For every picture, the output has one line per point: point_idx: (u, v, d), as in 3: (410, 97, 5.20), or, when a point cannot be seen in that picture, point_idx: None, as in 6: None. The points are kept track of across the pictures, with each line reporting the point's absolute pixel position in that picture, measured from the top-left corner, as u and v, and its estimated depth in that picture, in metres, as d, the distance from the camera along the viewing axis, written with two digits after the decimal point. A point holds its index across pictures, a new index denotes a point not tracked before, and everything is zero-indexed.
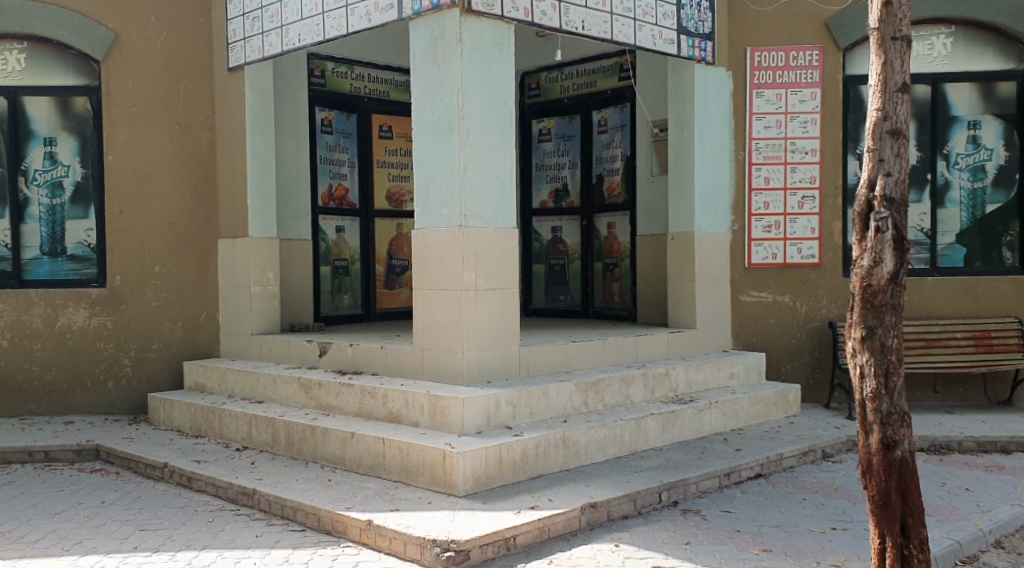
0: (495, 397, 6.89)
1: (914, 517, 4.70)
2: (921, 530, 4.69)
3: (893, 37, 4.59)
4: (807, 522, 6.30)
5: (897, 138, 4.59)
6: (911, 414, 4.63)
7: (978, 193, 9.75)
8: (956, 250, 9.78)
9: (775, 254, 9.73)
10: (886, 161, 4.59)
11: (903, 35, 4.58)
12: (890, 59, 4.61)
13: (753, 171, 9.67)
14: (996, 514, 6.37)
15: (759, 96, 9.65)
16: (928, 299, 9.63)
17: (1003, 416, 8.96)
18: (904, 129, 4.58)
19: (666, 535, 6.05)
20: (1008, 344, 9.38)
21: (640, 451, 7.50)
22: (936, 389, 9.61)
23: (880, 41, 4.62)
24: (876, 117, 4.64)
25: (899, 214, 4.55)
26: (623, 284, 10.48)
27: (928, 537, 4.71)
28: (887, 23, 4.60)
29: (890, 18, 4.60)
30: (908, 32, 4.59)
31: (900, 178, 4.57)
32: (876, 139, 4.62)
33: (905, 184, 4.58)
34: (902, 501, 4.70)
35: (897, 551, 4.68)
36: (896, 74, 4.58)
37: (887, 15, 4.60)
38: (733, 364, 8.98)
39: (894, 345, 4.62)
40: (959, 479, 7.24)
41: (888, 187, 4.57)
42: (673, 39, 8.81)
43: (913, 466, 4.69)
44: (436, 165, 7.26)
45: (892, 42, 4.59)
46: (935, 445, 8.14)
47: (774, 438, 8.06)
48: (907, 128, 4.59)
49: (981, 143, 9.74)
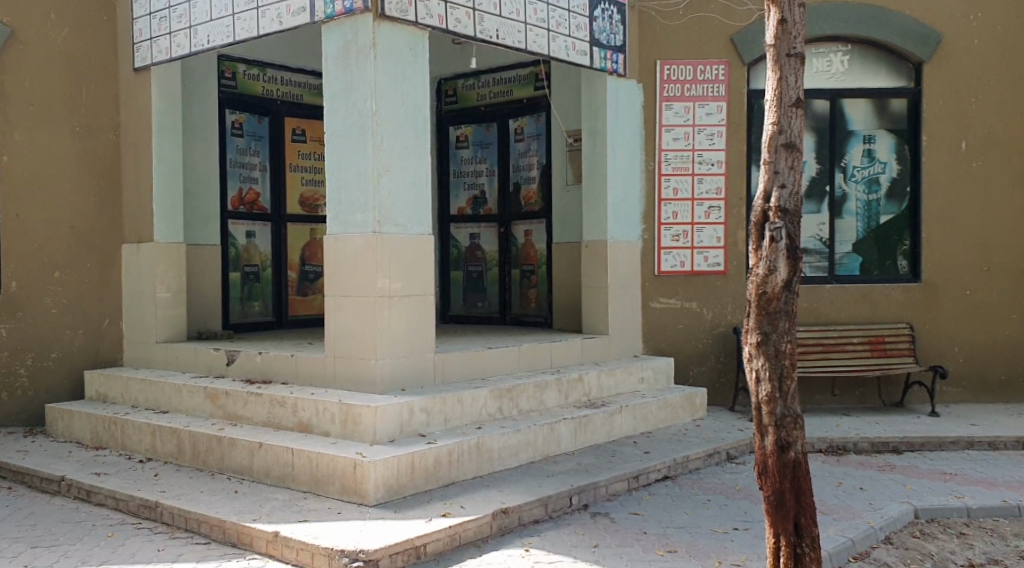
0: (408, 404, 6.89)
1: (807, 516, 4.84)
2: (813, 529, 4.85)
3: (787, 54, 4.75)
4: (711, 523, 6.46)
5: (792, 151, 4.75)
6: (803, 416, 4.79)
7: (873, 205, 10.19)
8: (852, 259, 10.21)
9: (683, 262, 9.96)
10: (780, 173, 4.76)
11: (797, 52, 4.76)
12: (786, 74, 4.77)
13: (662, 181, 9.89)
14: (886, 511, 6.64)
15: (669, 109, 9.88)
16: (827, 305, 9.98)
17: (895, 418, 9.33)
18: (799, 143, 4.74)
19: (575, 539, 6.13)
20: (901, 348, 9.76)
21: (553, 456, 7.57)
22: (834, 392, 9.96)
23: (776, 57, 4.79)
24: (772, 130, 4.79)
25: (793, 223, 4.70)
26: (539, 291, 10.62)
27: (820, 535, 4.87)
28: (782, 40, 4.77)
29: (786, 35, 4.77)
30: (802, 50, 4.76)
31: (794, 190, 4.73)
32: (771, 152, 4.77)
33: (799, 197, 4.74)
34: (796, 501, 4.85)
35: (790, 550, 4.83)
36: (790, 89, 4.75)
37: (782, 32, 4.76)
38: (643, 369, 9.16)
39: (788, 350, 4.78)
40: (854, 478, 7.53)
41: (783, 199, 4.72)
42: (586, 50, 8.96)
43: (806, 467, 4.84)
44: (347, 171, 7.23)
45: (787, 59, 4.76)
46: (832, 446, 8.45)
47: (681, 441, 8.24)
48: (801, 142, 4.76)
49: (875, 157, 10.17)
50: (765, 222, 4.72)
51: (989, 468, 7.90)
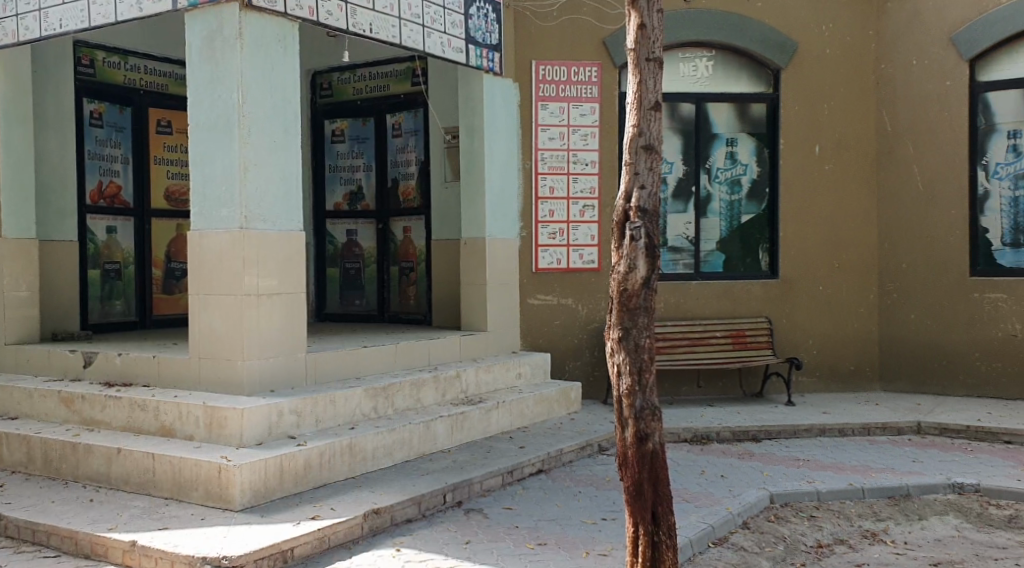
0: (278, 406, 6.76)
1: (664, 505, 4.92)
2: (669, 517, 4.92)
3: (647, 58, 4.84)
4: (581, 514, 6.58)
5: (651, 153, 4.84)
6: (661, 408, 4.87)
7: (735, 205, 10.59)
8: (716, 256, 10.57)
9: (559, 260, 10.10)
10: (640, 174, 4.84)
11: (656, 56, 4.84)
12: (645, 78, 4.86)
13: (539, 180, 10.01)
14: (744, 497, 6.92)
15: (544, 108, 10.00)
16: (693, 300, 10.32)
17: (756, 408, 9.72)
18: (658, 145, 4.84)
19: (447, 537, 6.14)
20: (760, 341, 10.16)
21: (429, 454, 7.56)
22: (699, 384, 10.31)
23: (636, 61, 4.87)
24: (633, 133, 4.87)
25: (651, 223, 4.80)
26: (419, 288, 10.57)
27: (676, 523, 4.96)
28: (642, 44, 4.86)
29: (645, 40, 4.86)
30: (660, 55, 4.85)
31: (653, 191, 4.82)
32: (632, 154, 4.83)
33: (658, 197, 4.83)
34: (653, 490, 4.92)
35: (648, 538, 4.89)
36: (649, 93, 4.84)
37: (642, 37, 4.86)
38: (520, 364, 9.24)
39: (647, 344, 4.87)
40: (716, 466, 7.80)
41: (643, 200, 4.80)
42: (461, 47, 8.96)
43: (664, 457, 4.93)
44: (213, 166, 7.03)
45: (646, 63, 4.84)
46: (697, 435, 8.74)
47: (555, 435, 8.36)
48: (661, 144, 4.86)
49: (737, 158, 10.57)
50: (625, 222, 4.80)
51: (839, 453, 8.32)
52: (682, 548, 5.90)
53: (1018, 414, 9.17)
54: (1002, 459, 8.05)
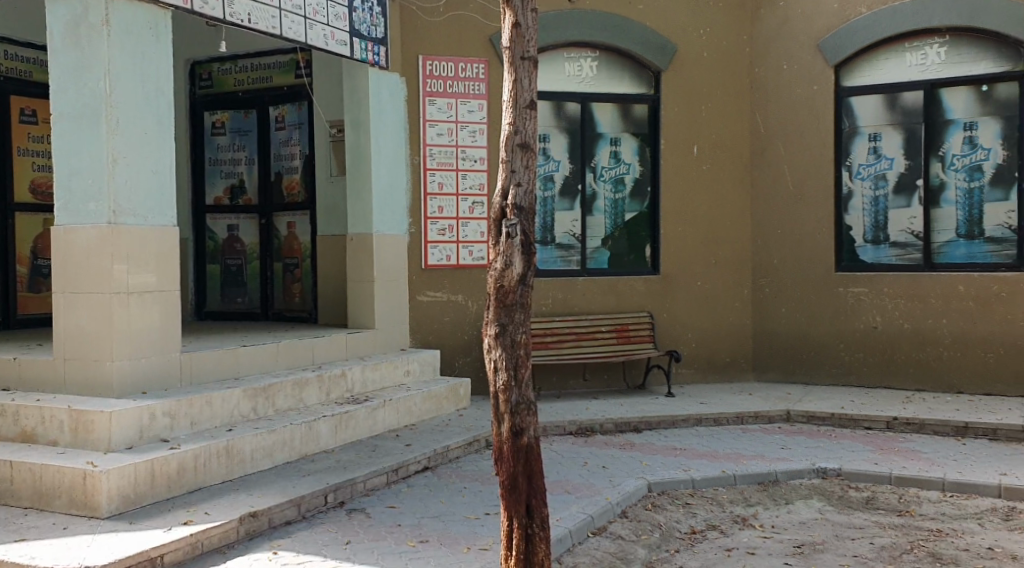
0: (149, 408, 6.51)
1: (538, 498, 4.84)
2: (543, 510, 4.85)
3: (522, 57, 4.76)
4: (464, 510, 6.58)
5: (527, 151, 4.76)
6: (537, 403, 4.79)
7: (619, 203, 10.74)
8: (601, 253, 10.69)
9: (449, 256, 10.07)
10: (516, 172, 4.74)
11: (530, 56, 4.78)
12: (519, 77, 4.79)
13: (427, 175, 9.94)
14: (623, 487, 7.04)
15: (431, 104, 9.94)
16: (580, 296, 10.44)
17: (639, 400, 9.91)
18: (533, 143, 4.76)
19: (326, 537, 6.04)
20: (642, 334, 10.41)
21: (311, 454, 7.41)
22: (586, 376, 10.43)
23: (511, 59, 4.78)
24: (508, 130, 4.78)
25: (528, 221, 4.70)
26: (303, 285, 10.38)
27: (549, 516, 4.88)
28: (517, 43, 4.78)
29: (519, 39, 4.79)
30: (535, 54, 4.79)
31: (529, 189, 4.74)
32: (507, 152, 4.76)
33: (533, 195, 4.75)
34: (528, 484, 4.83)
35: (522, 531, 4.80)
36: (524, 92, 4.77)
37: (516, 36, 4.79)
38: (408, 362, 9.17)
39: (523, 341, 4.76)
40: (599, 458, 7.92)
41: (518, 198, 4.71)
42: (345, 40, 8.82)
43: (538, 451, 4.84)
44: (79, 158, 6.70)
45: (521, 62, 4.77)
46: (581, 428, 8.85)
47: (442, 431, 8.33)
48: (536, 142, 4.78)
49: (620, 158, 10.73)
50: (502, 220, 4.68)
51: (714, 441, 8.57)
52: (564, 537, 5.97)
53: (879, 402, 9.62)
54: (863, 444, 8.43)
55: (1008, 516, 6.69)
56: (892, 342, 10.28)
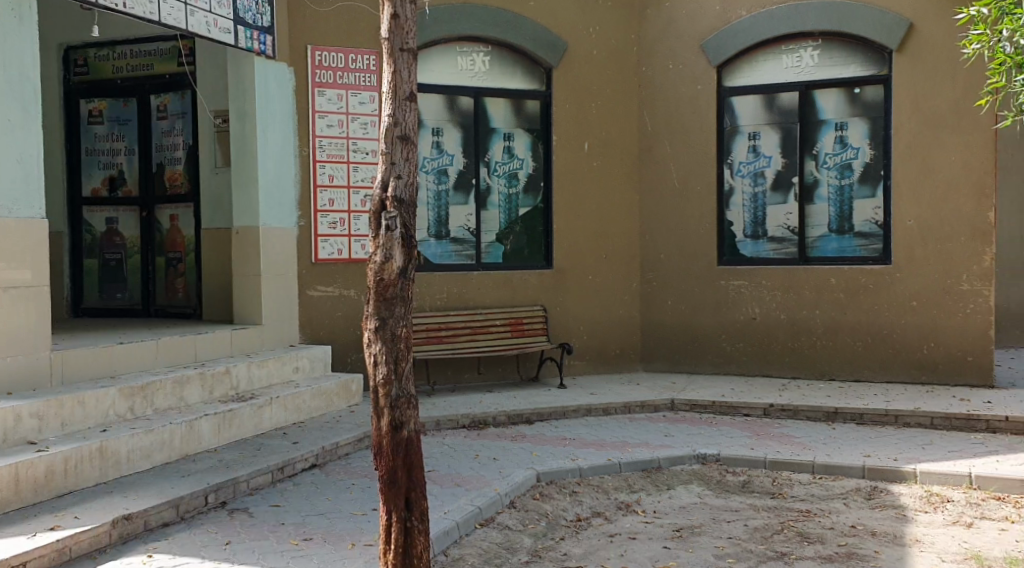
0: (15, 409, 6.20)
1: (417, 491, 4.78)
2: (422, 502, 4.80)
3: (401, 48, 4.72)
4: (350, 506, 6.50)
5: (407, 144, 4.71)
6: (417, 397, 4.75)
7: (513, 198, 10.79)
8: (497, 248, 10.73)
9: (340, 250, 9.90)
10: (396, 164, 4.69)
11: (410, 47, 4.74)
12: (399, 68, 4.74)
13: (317, 168, 9.74)
14: (512, 477, 7.07)
15: (321, 95, 9.75)
16: (475, 290, 10.41)
17: (532, 392, 9.97)
18: (414, 136, 4.72)
19: (206, 538, 5.87)
20: (536, 327, 10.46)
21: (192, 454, 7.19)
22: (480, 369, 10.44)
23: (390, 51, 4.73)
24: (388, 122, 4.72)
25: (408, 214, 4.66)
26: (187, 280, 10.06)
27: (429, 509, 4.83)
28: (396, 35, 4.73)
29: (398, 30, 4.74)
30: (414, 46, 4.75)
31: (409, 181, 4.69)
32: (387, 144, 4.70)
33: (414, 188, 4.71)
34: (407, 477, 4.76)
35: (401, 525, 4.73)
36: (404, 84, 4.72)
37: (395, 27, 4.73)
38: (297, 358, 9.00)
39: (404, 334, 4.72)
40: (489, 450, 7.94)
41: (399, 190, 4.66)
42: (229, 28, 8.55)
43: (418, 444, 4.79)
44: None
45: (400, 53, 4.73)
46: (474, 421, 8.85)
47: (332, 428, 8.21)
48: (417, 134, 4.74)
49: (514, 153, 10.78)
50: (381, 212, 4.63)
51: (603, 431, 8.69)
52: (452, 528, 5.98)
53: (757, 389, 9.94)
54: (741, 430, 8.70)
55: (872, 495, 7.00)
56: (770, 333, 10.63)
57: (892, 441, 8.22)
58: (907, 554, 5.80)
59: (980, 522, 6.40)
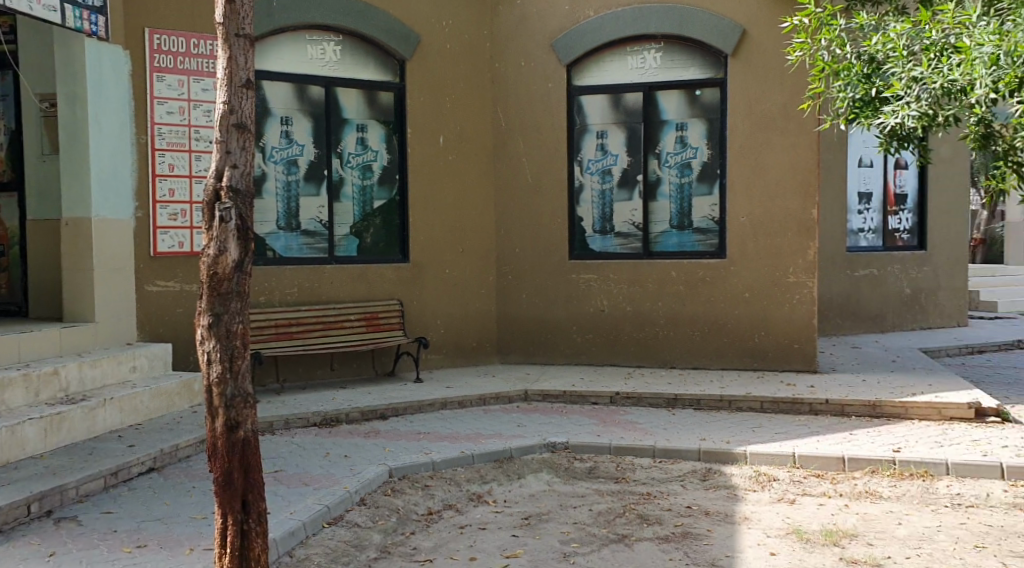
0: None
1: (254, 493, 4.62)
2: (260, 504, 4.64)
3: (236, 34, 4.53)
4: (190, 510, 6.24)
5: (243, 132, 4.55)
6: (254, 395, 4.59)
7: (367, 190, 10.59)
8: (351, 241, 10.51)
9: (181, 243, 9.50)
10: (231, 154, 4.52)
11: (245, 33, 4.56)
12: (234, 54, 4.55)
13: (155, 156, 9.31)
14: (363, 475, 6.95)
15: (160, 80, 9.33)
16: (327, 285, 10.18)
17: (386, 387, 9.85)
18: (250, 124, 4.56)
19: (27, 551, 5.51)
20: (391, 322, 10.34)
21: (14, 462, 6.73)
22: (333, 366, 10.23)
23: (225, 36, 4.54)
24: (222, 110, 4.54)
25: (244, 205, 4.50)
26: (11, 274, 9.39)
27: (267, 509, 4.68)
28: (231, 19, 4.53)
29: (233, 14, 4.53)
30: (250, 31, 4.57)
31: (245, 171, 4.54)
32: (222, 132, 4.52)
33: (250, 178, 4.56)
34: (244, 479, 4.59)
35: (236, 527, 4.56)
36: (239, 70, 4.55)
37: (230, 11, 4.52)
38: (135, 357, 8.59)
39: (239, 330, 4.55)
40: (340, 448, 7.79)
41: (233, 180, 4.50)
42: (54, 6, 7.99)
43: (256, 445, 4.63)
44: None
45: (235, 39, 4.54)
46: (326, 419, 8.67)
47: (172, 430, 7.86)
48: (253, 123, 4.58)
49: (367, 144, 10.57)
50: (214, 203, 4.45)
51: (455, 424, 8.68)
52: (299, 528, 5.85)
53: (604, 378, 10.18)
54: (589, 418, 8.88)
55: (706, 476, 7.28)
56: (617, 324, 10.88)
57: (725, 425, 8.57)
58: (735, 531, 6.05)
59: (802, 498, 6.74)
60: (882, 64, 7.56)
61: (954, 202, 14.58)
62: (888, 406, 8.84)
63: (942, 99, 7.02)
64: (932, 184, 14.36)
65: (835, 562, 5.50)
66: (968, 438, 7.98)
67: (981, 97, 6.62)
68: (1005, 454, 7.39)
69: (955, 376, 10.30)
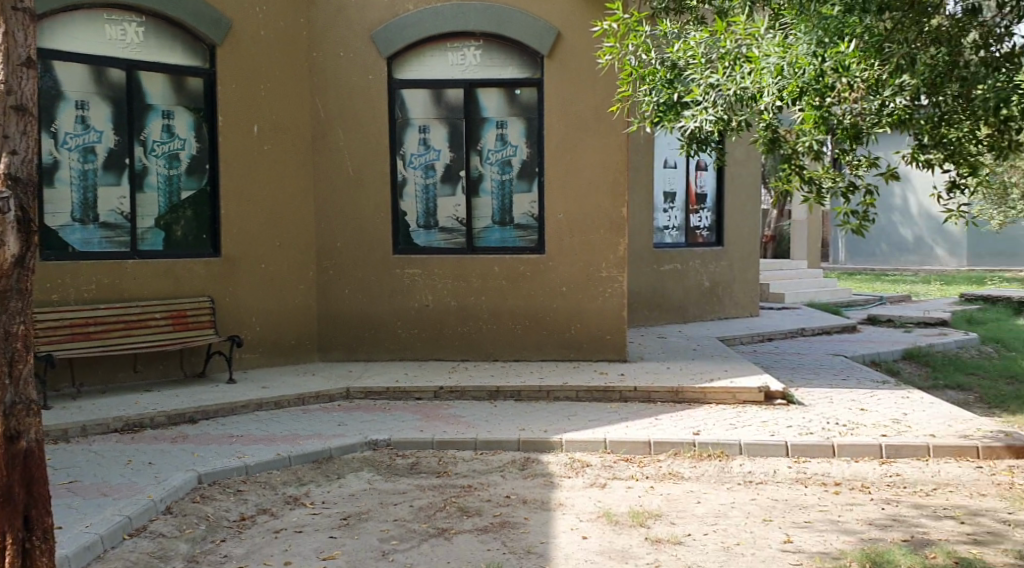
0: None
1: (37, 508, 4.27)
2: (44, 519, 4.30)
3: (14, 7, 4.15)
4: None
5: (23, 115, 4.18)
6: (37, 403, 4.24)
7: (174, 179, 10.05)
8: (156, 234, 9.95)
9: None
10: (10, 138, 4.14)
11: (25, 7, 4.19)
12: (12, 30, 4.18)
13: None
14: (168, 482, 6.59)
15: None
16: (130, 281, 9.60)
17: (195, 389, 9.40)
18: (30, 107, 4.19)
19: None
20: (201, 320, 9.89)
21: None
22: (137, 368, 9.67)
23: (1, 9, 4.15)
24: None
25: (25, 194, 4.14)
26: None
27: (52, 525, 4.34)
28: None
29: None
30: (30, 6, 4.21)
31: (26, 157, 4.17)
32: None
33: (32, 165, 4.20)
34: (26, 493, 4.23)
35: (17, 547, 4.18)
36: (19, 48, 4.18)
37: None
38: None
39: (19, 332, 4.18)
40: (144, 454, 7.36)
41: (13, 166, 4.12)
42: None
43: (39, 456, 4.28)
44: None
45: (14, 13, 4.16)
46: (128, 424, 8.17)
47: None
48: (33, 106, 4.22)
49: (174, 132, 10.03)
50: None
51: (270, 425, 8.39)
52: (95, 540, 5.48)
53: (427, 373, 10.12)
54: (411, 413, 8.81)
55: (524, 466, 7.35)
56: (441, 319, 10.86)
57: (541, 415, 8.71)
58: (550, 518, 6.14)
59: (613, 483, 6.93)
60: (683, 71, 7.80)
61: (747, 201, 15.49)
62: (689, 391, 9.26)
63: (735, 106, 7.43)
64: (728, 184, 15.17)
65: (642, 541, 5.67)
66: (758, 420, 8.48)
67: (769, 105, 7.05)
68: (790, 434, 7.88)
69: (750, 362, 10.93)
